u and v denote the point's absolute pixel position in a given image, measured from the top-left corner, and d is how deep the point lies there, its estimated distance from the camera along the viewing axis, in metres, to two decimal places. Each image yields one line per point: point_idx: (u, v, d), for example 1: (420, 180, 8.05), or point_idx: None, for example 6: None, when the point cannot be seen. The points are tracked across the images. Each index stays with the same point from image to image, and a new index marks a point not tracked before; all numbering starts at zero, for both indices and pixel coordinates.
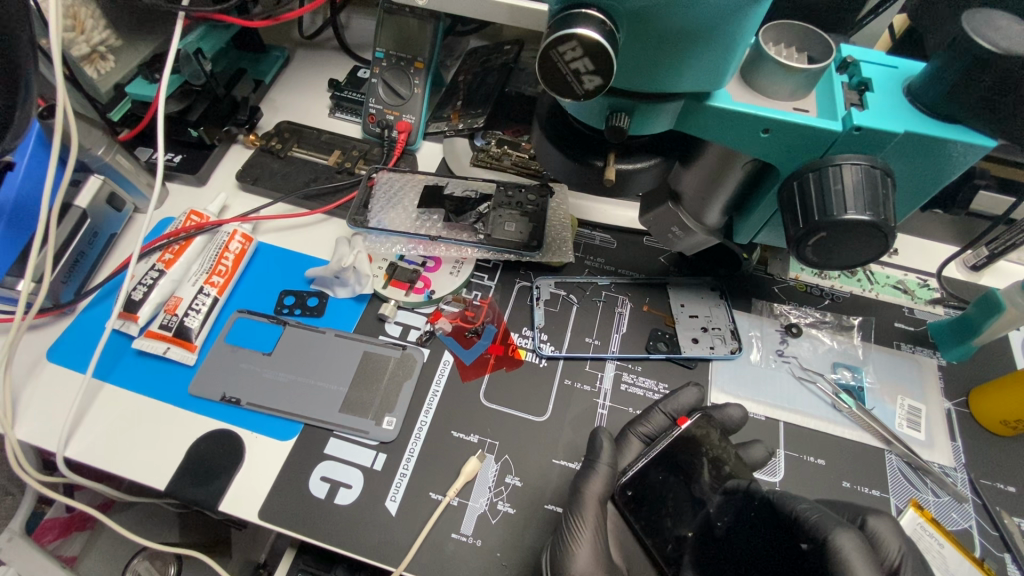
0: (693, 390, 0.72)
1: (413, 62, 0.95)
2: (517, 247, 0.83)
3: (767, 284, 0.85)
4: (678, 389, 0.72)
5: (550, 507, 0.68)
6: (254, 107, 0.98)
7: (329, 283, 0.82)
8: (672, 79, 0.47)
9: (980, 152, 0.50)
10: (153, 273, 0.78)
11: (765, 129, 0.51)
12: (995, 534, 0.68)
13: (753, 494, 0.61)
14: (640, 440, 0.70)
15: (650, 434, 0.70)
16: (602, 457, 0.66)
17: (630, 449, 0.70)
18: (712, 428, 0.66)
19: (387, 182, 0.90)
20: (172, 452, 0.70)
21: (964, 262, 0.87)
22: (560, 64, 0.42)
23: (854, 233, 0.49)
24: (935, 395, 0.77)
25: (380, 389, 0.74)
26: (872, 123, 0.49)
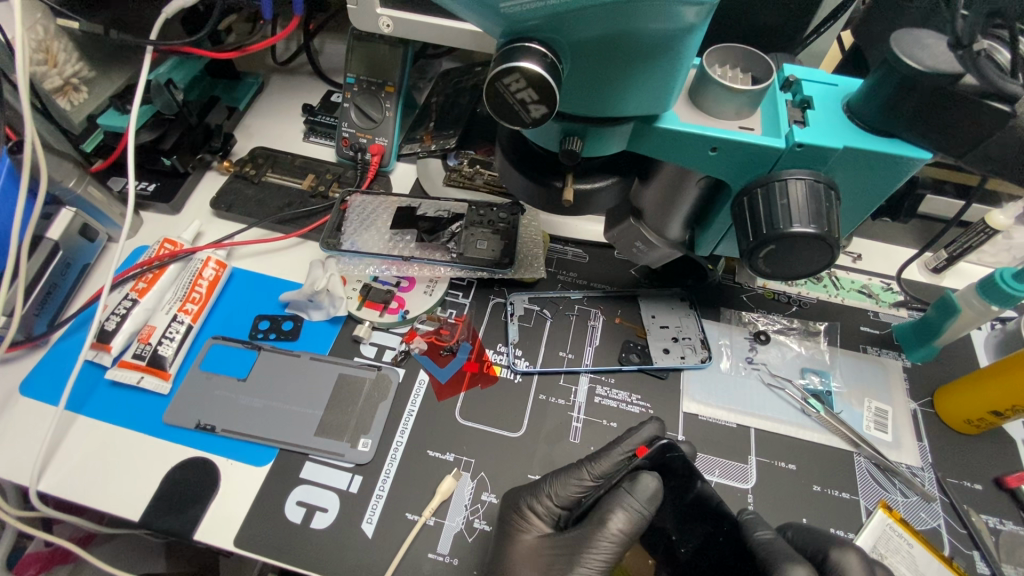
0: (655, 424, 0.71)
1: (384, 86, 0.96)
2: (489, 265, 0.84)
3: (736, 293, 0.87)
4: (639, 425, 0.71)
5: None
6: (227, 134, 1.00)
7: (304, 306, 0.82)
8: (618, 105, 0.49)
9: (917, 163, 0.52)
10: (127, 302, 0.78)
11: (713, 148, 0.53)
12: (963, 532, 0.70)
13: (722, 519, 0.60)
14: (592, 476, 0.67)
15: (604, 471, 0.67)
16: (641, 494, 0.60)
17: (575, 478, 0.67)
18: (675, 456, 0.64)
19: (360, 205, 0.90)
20: (145, 483, 0.70)
21: (925, 265, 0.88)
22: (506, 95, 0.44)
23: (801, 245, 0.51)
24: (901, 396, 0.79)
25: (356, 410, 0.75)
26: (813, 139, 0.51)
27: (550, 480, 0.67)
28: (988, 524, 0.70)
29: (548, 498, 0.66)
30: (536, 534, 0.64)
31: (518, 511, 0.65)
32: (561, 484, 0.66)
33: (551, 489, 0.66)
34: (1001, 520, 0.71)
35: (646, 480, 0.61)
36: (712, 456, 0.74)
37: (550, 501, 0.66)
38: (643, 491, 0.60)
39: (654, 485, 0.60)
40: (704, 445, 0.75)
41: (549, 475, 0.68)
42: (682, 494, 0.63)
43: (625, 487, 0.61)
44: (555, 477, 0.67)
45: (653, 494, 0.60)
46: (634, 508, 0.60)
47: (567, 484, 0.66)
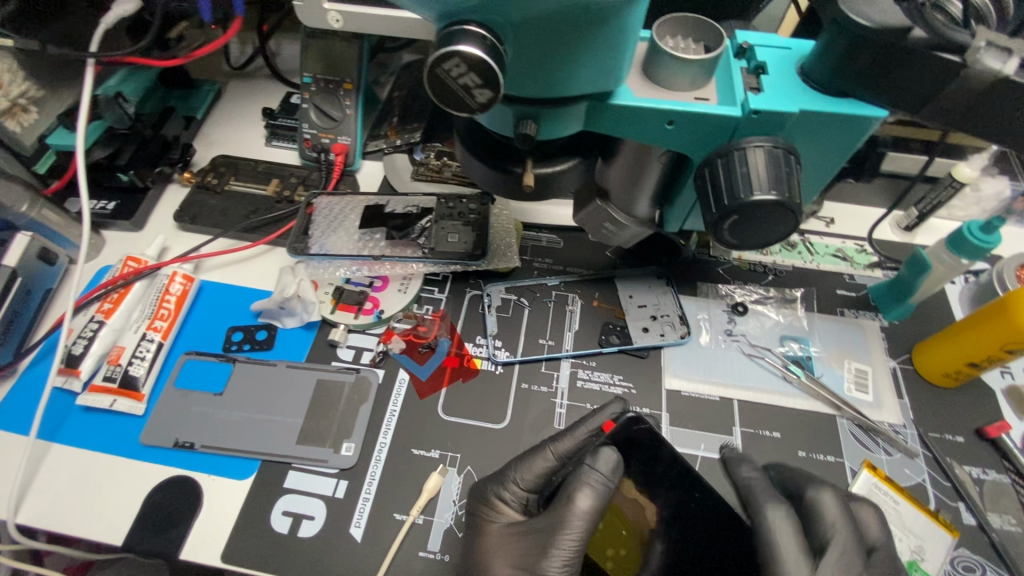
0: (618, 405, 0.72)
1: (342, 84, 0.94)
2: (462, 257, 0.83)
3: (712, 266, 0.86)
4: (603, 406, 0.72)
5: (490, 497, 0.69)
6: (186, 145, 0.97)
7: (276, 315, 0.80)
8: (568, 83, 0.47)
9: (875, 121, 0.51)
10: (93, 324, 0.76)
11: (670, 121, 0.53)
12: (947, 485, 0.70)
13: (691, 486, 0.61)
14: (556, 457, 0.66)
15: (566, 450, 0.67)
16: (603, 469, 0.62)
17: (540, 462, 0.66)
18: (641, 427, 0.65)
19: (327, 207, 0.88)
20: (127, 505, 0.68)
21: (897, 224, 0.89)
22: (448, 81, 0.42)
23: (763, 213, 0.50)
24: (880, 355, 0.79)
25: (336, 415, 0.74)
26: (769, 105, 0.50)
27: (514, 466, 0.67)
28: (971, 475, 0.71)
29: (514, 485, 0.66)
30: (507, 521, 0.64)
31: (486, 501, 0.65)
32: (525, 468, 0.66)
33: (515, 474, 0.66)
34: (984, 470, 0.72)
35: (606, 454, 0.63)
36: (696, 431, 0.74)
37: (516, 487, 0.66)
38: (605, 466, 0.62)
39: (614, 456, 0.63)
40: (689, 420, 0.75)
41: (511, 462, 0.68)
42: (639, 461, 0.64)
43: (586, 464, 0.63)
44: (519, 463, 0.67)
45: (614, 465, 0.62)
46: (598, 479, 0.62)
47: (531, 469, 0.66)
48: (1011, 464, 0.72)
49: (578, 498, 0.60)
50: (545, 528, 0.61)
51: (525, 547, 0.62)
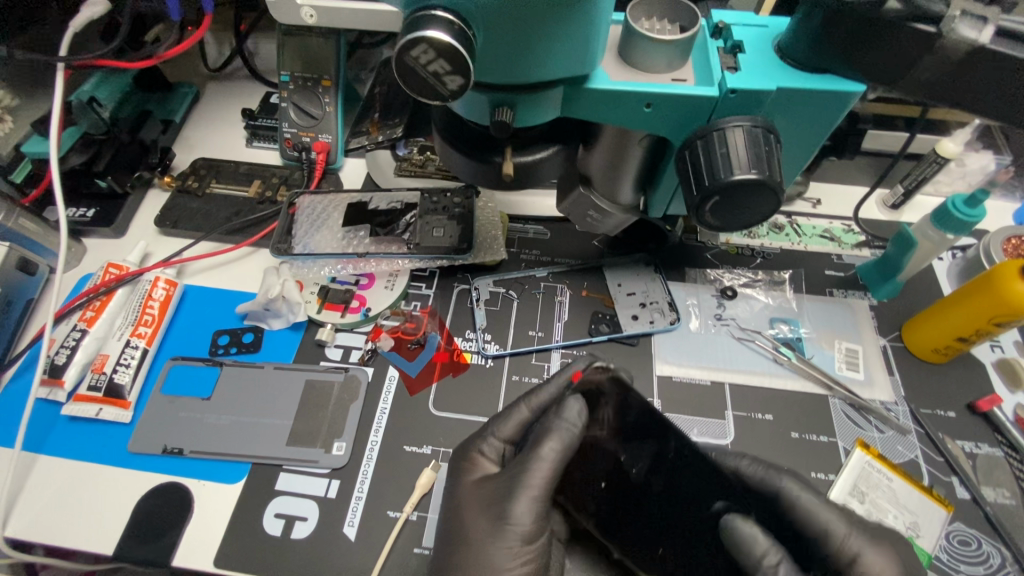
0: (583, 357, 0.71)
1: (321, 81, 0.93)
2: (447, 252, 0.82)
3: (700, 252, 0.86)
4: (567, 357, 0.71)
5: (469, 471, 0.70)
6: (165, 148, 0.95)
7: (262, 316, 0.79)
8: (542, 68, 0.47)
9: (853, 97, 0.51)
10: (76, 333, 0.75)
11: (648, 104, 0.52)
12: (941, 460, 0.70)
13: (666, 436, 0.55)
14: (531, 408, 0.66)
15: (543, 401, 0.66)
16: (570, 416, 0.61)
17: (516, 416, 0.66)
18: (605, 373, 0.61)
19: (310, 206, 0.87)
20: (117, 514, 0.68)
21: (884, 203, 0.89)
22: (417, 69, 0.42)
23: (744, 192, 0.50)
24: (870, 334, 0.79)
25: (326, 416, 0.73)
26: (746, 83, 0.50)
27: (494, 420, 0.67)
28: (964, 450, 0.71)
29: (493, 438, 0.66)
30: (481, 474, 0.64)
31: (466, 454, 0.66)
32: (502, 420, 0.67)
33: (495, 428, 0.67)
34: (977, 444, 0.72)
35: (571, 401, 0.62)
36: (689, 416, 0.73)
37: (495, 440, 0.66)
38: (571, 413, 0.61)
39: (578, 402, 0.62)
40: (681, 406, 0.74)
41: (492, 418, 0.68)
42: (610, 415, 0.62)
43: (554, 414, 0.62)
44: (498, 417, 0.67)
45: (581, 411, 0.61)
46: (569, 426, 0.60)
47: (510, 423, 0.66)
48: (1003, 437, 0.72)
49: (543, 442, 0.59)
50: (509, 477, 0.61)
51: (493, 495, 0.61)
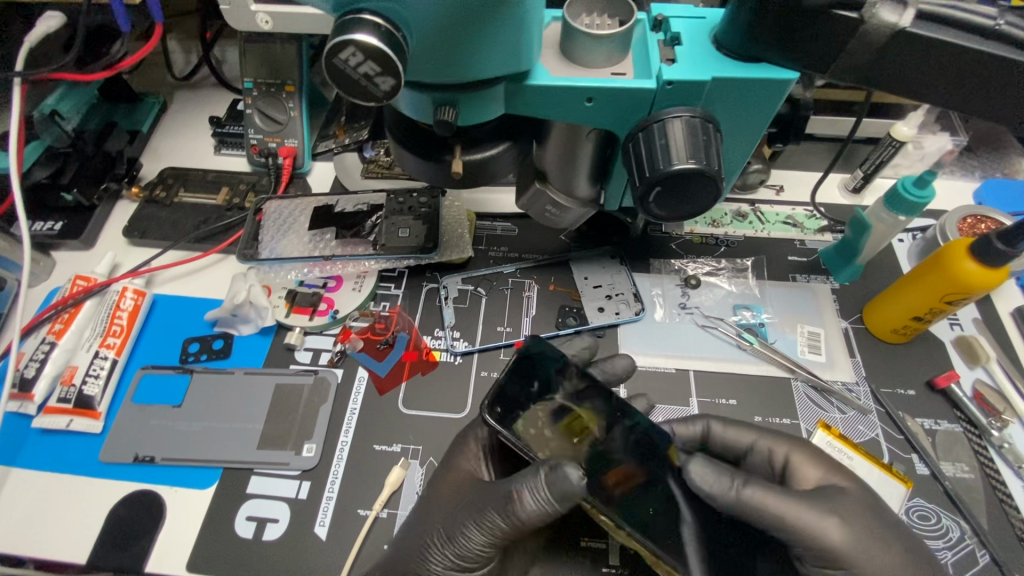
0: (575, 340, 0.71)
1: (284, 87, 0.93)
2: (413, 251, 0.83)
3: (665, 242, 0.87)
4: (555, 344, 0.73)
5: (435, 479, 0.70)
6: (131, 158, 0.95)
7: (231, 322, 0.80)
8: (478, 67, 0.47)
9: (788, 84, 0.51)
10: (44, 346, 0.75)
11: (588, 98, 0.53)
12: (900, 438, 0.72)
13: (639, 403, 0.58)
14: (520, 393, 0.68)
15: None
16: (558, 480, 0.54)
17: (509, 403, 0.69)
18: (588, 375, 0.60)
19: (277, 212, 0.88)
20: (89, 523, 0.68)
21: (845, 186, 0.90)
22: (349, 71, 0.42)
23: (685, 182, 0.51)
24: (832, 317, 0.80)
25: (297, 418, 0.74)
26: (681, 75, 0.51)
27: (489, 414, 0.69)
28: (923, 426, 0.73)
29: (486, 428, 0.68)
30: (468, 471, 0.65)
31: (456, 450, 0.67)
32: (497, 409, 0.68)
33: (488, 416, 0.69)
34: (936, 421, 0.73)
35: (566, 475, 0.54)
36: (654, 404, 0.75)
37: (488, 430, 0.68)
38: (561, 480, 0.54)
39: (574, 483, 0.53)
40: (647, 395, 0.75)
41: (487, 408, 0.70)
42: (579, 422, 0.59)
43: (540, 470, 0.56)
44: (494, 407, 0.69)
45: (569, 489, 0.54)
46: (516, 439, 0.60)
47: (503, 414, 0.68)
48: (962, 413, 0.73)
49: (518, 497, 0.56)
50: (480, 503, 0.60)
51: (458, 508, 0.61)
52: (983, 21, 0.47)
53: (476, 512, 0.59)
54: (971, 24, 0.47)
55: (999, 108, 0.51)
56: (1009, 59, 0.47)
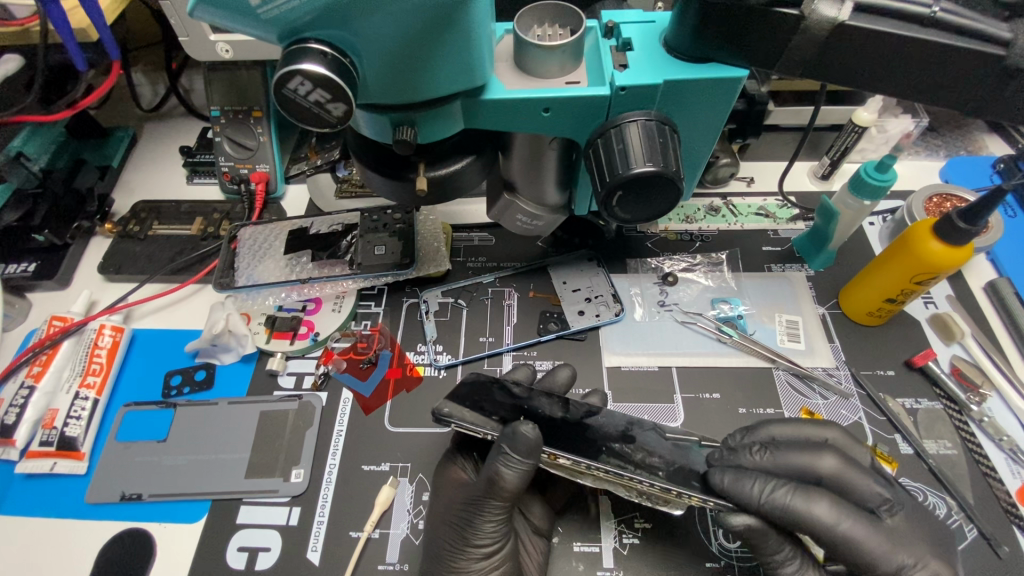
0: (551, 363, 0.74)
1: (251, 112, 0.92)
2: (390, 268, 0.83)
3: (640, 242, 0.88)
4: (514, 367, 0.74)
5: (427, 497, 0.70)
6: (102, 195, 0.94)
7: (212, 352, 0.80)
8: (430, 86, 0.48)
9: (739, 83, 0.52)
10: (24, 391, 0.74)
11: (545, 108, 0.53)
12: (883, 419, 0.73)
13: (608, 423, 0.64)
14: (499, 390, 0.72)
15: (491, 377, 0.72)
16: (517, 436, 0.58)
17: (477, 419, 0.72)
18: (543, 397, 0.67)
19: (251, 238, 0.88)
20: (77, 567, 0.67)
21: (815, 174, 0.91)
22: (299, 99, 0.44)
23: (646, 184, 0.52)
24: (809, 304, 0.81)
25: (283, 444, 0.74)
26: (634, 80, 0.51)
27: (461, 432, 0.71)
28: (904, 406, 0.74)
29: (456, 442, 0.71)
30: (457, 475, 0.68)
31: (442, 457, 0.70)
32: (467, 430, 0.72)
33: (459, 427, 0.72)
34: (917, 400, 0.74)
35: (524, 432, 0.58)
36: (639, 404, 0.75)
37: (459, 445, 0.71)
38: (521, 437, 0.58)
39: (531, 436, 0.57)
40: (633, 395, 0.76)
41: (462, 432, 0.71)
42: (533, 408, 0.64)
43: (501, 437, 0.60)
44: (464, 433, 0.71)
45: (531, 444, 0.58)
46: (470, 427, 0.60)
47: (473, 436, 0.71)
48: (941, 390, 0.74)
49: (503, 478, 0.60)
50: (474, 497, 0.63)
51: (455, 506, 0.65)
52: (920, 9, 0.48)
53: (475, 504, 0.63)
54: (908, 13, 0.48)
55: (941, 92, 0.52)
56: (945, 45, 0.48)
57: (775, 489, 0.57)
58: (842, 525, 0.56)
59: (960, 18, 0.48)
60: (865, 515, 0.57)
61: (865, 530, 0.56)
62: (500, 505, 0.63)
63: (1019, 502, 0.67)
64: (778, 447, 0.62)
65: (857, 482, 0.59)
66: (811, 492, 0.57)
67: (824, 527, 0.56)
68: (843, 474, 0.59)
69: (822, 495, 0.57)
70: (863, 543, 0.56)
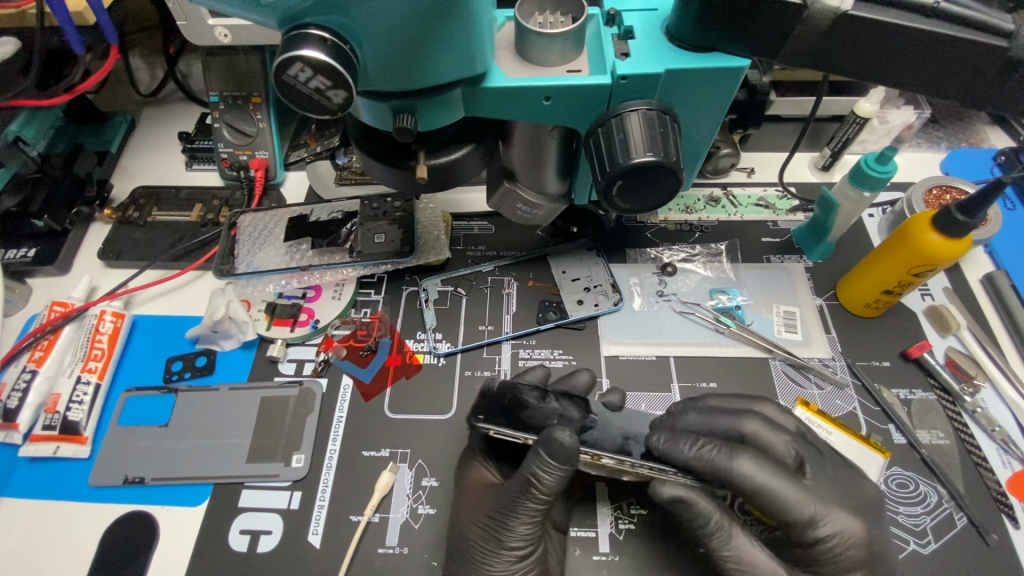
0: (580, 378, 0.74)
1: (250, 98, 0.91)
2: (391, 256, 0.84)
3: (640, 232, 0.88)
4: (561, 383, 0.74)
5: (427, 483, 0.71)
6: (101, 180, 0.94)
7: (213, 339, 0.80)
8: (430, 74, 0.48)
9: (740, 73, 0.52)
10: (25, 375, 0.75)
11: (546, 97, 0.53)
12: (877, 409, 0.74)
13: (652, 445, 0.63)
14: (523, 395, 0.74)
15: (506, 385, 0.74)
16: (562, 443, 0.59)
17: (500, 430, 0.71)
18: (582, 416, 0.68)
19: (251, 225, 0.88)
20: (81, 549, 0.68)
21: (816, 165, 0.91)
22: (300, 86, 0.44)
23: (646, 174, 0.52)
24: (806, 295, 0.82)
25: (284, 430, 0.74)
26: (635, 69, 0.51)
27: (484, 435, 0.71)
28: (898, 396, 0.74)
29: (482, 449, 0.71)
30: (482, 477, 0.69)
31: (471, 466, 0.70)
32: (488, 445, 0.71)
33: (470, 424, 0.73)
34: (911, 390, 0.75)
35: (561, 439, 0.59)
36: (636, 393, 0.76)
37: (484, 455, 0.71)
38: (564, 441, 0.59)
39: (568, 444, 0.59)
40: (630, 383, 0.76)
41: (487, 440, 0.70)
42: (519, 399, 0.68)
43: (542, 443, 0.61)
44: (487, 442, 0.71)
45: (569, 451, 0.59)
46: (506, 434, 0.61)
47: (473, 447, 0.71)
48: (936, 381, 0.75)
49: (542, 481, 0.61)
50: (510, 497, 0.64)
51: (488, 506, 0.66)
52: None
53: (510, 506, 0.64)
54: (911, 4, 0.48)
55: (943, 84, 0.52)
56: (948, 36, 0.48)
57: (703, 445, 0.59)
58: (761, 479, 0.56)
59: (963, 9, 0.48)
60: (782, 470, 0.57)
61: (782, 483, 0.56)
62: (535, 508, 0.63)
63: (1010, 491, 0.68)
64: (712, 410, 0.66)
65: (775, 443, 0.61)
66: (733, 448, 0.58)
67: (743, 480, 0.56)
68: (762, 436, 0.62)
69: (744, 451, 0.58)
70: (781, 496, 0.56)
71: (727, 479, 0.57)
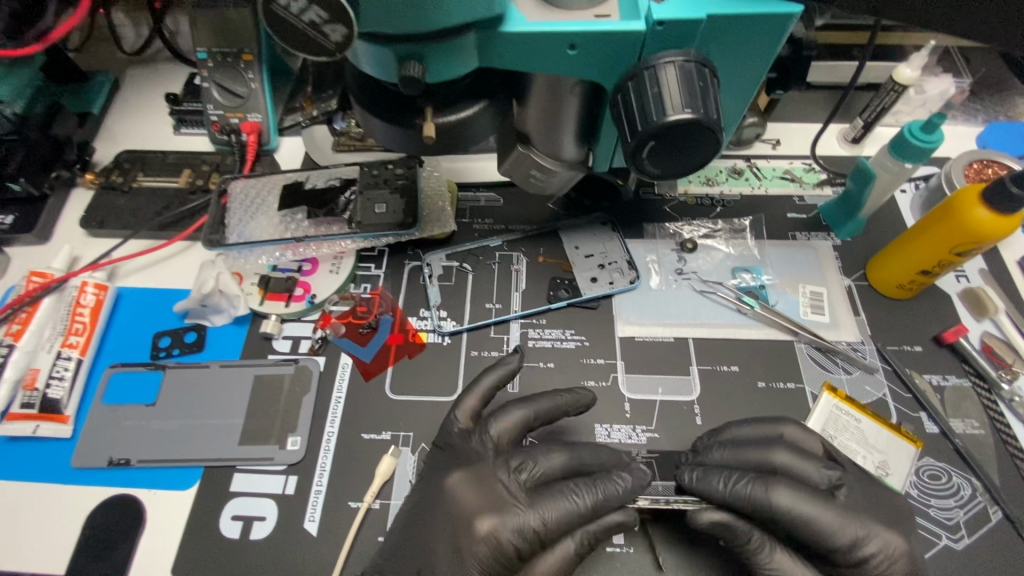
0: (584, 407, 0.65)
1: (241, 56, 0.85)
2: (393, 228, 0.77)
3: (658, 206, 0.83)
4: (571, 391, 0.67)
5: None
6: (82, 143, 0.88)
7: (202, 313, 0.75)
8: (442, 13, 0.42)
9: (790, 21, 0.47)
10: (2, 349, 0.70)
11: (571, 45, 0.47)
12: (908, 396, 0.69)
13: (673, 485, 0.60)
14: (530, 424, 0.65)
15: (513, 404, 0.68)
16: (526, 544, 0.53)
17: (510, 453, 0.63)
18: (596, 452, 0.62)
19: (242, 192, 0.82)
20: (64, 533, 0.64)
21: (845, 137, 0.86)
22: (293, 20, 0.39)
23: (682, 135, 0.46)
24: (834, 275, 0.77)
25: (279, 411, 0.70)
26: (674, 14, 0.45)
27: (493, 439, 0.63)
28: (931, 383, 0.70)
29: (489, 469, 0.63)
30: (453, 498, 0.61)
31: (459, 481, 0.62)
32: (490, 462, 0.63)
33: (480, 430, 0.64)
34: (945, 376, 0.71)
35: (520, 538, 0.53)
36: (652, 375, 0.71)
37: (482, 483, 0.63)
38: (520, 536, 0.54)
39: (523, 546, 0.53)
40: (647, 366, 0.72)
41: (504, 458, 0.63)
42: (528, 423, 0.63)
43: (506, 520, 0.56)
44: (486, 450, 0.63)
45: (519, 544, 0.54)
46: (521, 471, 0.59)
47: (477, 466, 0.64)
48: (970, 367, 0.71)
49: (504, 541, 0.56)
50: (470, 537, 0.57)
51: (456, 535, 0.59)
52: None
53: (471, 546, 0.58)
54: None
55: None
56: None
57: (734, 481, 0.58)
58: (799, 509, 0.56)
59: None
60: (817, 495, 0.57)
61: (820, 511, 0.56)
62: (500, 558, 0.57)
63: None
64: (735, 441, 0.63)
65: (806, 470, 0.60)
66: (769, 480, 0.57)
67: (782, 512, 0.56)
68: (793, 466, 0.60)
69: (780, 481, 0.57)
70: (819, 524, 0.56)
71: (769, 515, 0.56)
